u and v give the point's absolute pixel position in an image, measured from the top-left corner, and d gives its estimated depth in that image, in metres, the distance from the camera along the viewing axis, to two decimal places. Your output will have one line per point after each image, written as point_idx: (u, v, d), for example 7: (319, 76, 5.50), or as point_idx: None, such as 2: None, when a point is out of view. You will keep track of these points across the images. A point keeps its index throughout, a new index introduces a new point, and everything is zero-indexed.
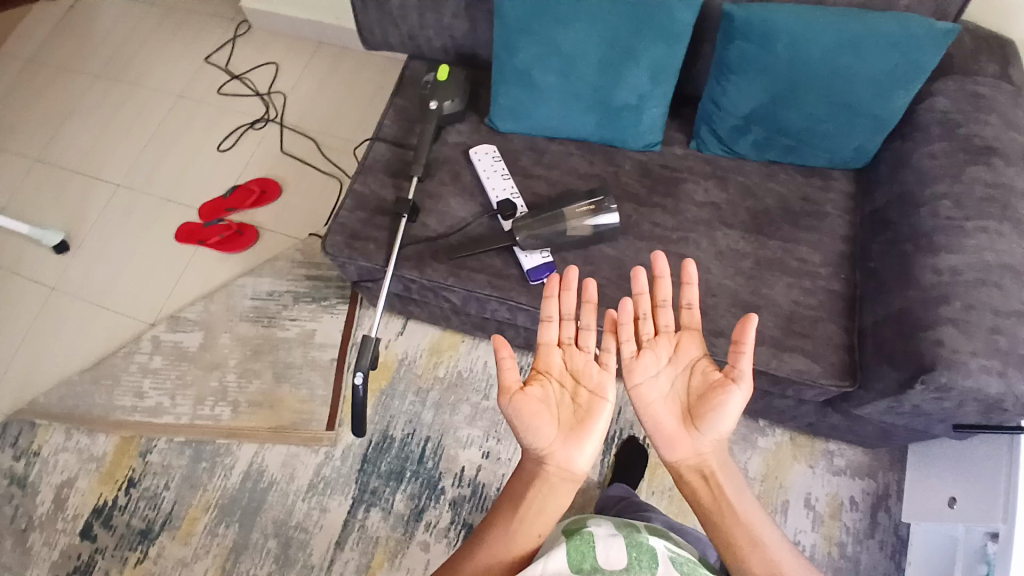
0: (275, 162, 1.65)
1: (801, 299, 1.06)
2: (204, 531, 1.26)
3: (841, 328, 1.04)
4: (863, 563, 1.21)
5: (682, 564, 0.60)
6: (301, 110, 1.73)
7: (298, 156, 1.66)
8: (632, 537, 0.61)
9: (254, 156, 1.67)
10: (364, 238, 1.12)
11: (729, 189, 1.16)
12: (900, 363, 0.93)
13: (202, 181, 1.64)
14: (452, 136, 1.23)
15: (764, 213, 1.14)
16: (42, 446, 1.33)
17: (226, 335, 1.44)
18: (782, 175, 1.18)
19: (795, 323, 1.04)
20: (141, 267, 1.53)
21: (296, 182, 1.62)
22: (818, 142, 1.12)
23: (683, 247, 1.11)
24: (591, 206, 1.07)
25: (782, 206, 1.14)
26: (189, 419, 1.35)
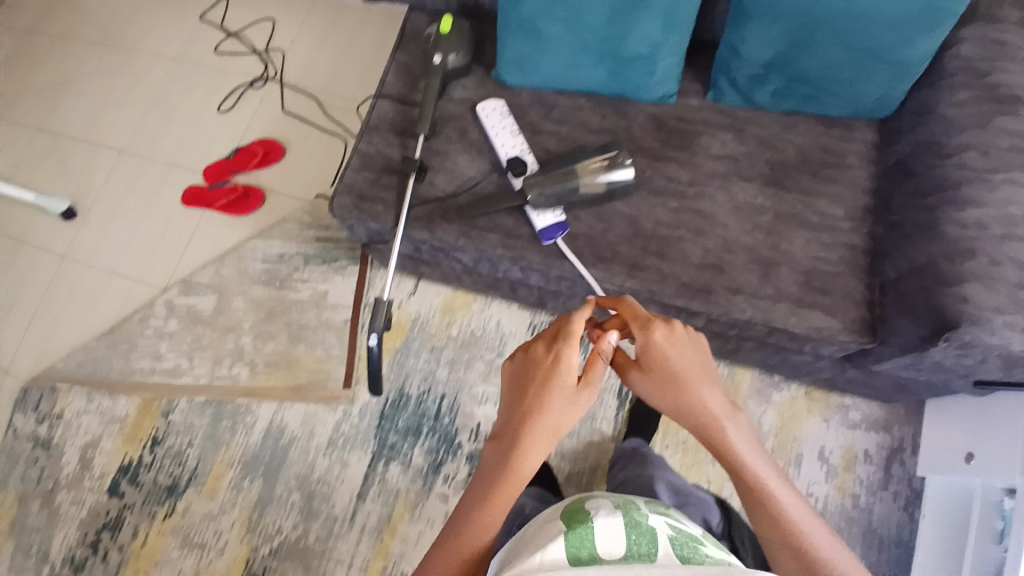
0: (278, 122, 1.62)
1: (821, 254, 1.04)
2: (229, 486, 1.30)
3: (861, 284, 1.02)
4: (876, 513, 1.23)
5: (682, 547, 0.62)
6: (300, 68, 1.67)
7: (301, 115, 1.62)
8: (632, 516, 0.64)
9: (255, 117, 1.63)
10: (371, 198, 1.10)
11: (746, 141, 1.13)
12: (922, 319, 0.91)
13: (205, 144, 1.61)
14: (458, 91, 1.19)
15: (784, 165, 1.10)
16: (64, 410, 1.36)
17: (239, 298, 1.44)
18: (801, 125, 1.13)
19: (814, 279, 1.02)
20: (150, 233, 1.53)
21: (302, 143, 1.60)
22: (843, 89, 1.07)
23: (700, 202, 1.08)
24: (605, 161, 1.04)
25: (802, 158, 1.11)
26: (207, 379, 1.38)
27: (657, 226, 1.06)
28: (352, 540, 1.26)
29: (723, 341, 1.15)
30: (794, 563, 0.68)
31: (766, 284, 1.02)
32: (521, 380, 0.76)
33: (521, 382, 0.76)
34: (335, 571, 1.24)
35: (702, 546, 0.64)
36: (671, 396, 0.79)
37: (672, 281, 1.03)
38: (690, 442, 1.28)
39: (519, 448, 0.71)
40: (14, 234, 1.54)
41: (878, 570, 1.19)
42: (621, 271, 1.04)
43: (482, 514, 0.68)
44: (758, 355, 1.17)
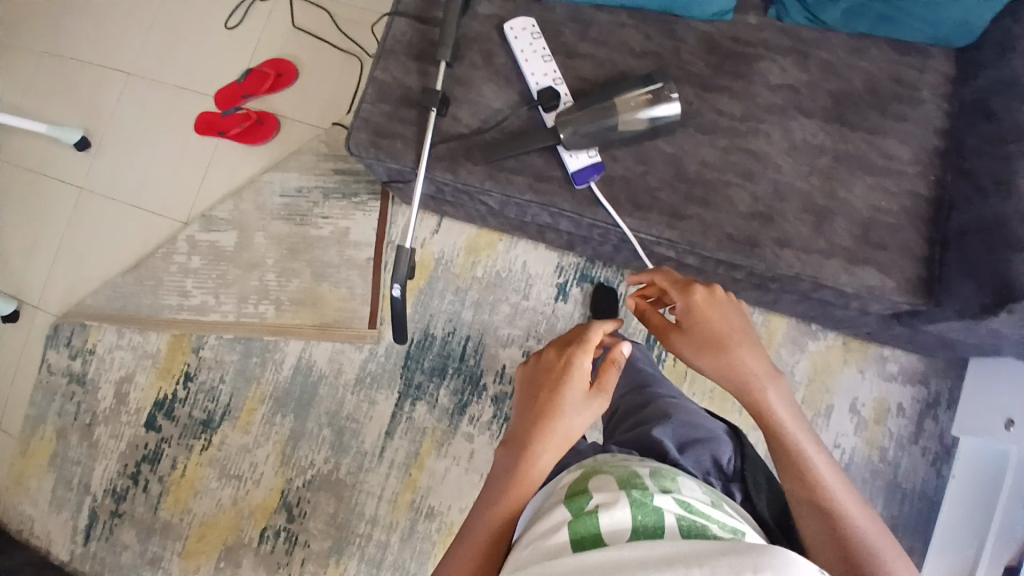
0: (287, 40, 1.49)
1: (883, 203, 0.94)
2: (262, 421, 1.34)
3: (923, 238, 0.92)
4: (902, 467, 1.21)
5: (687, 527, 0.59)
6: None
7: (311, 31, 1.49)
8: (637, 496, 0.61)
9: (264, 34, 1.51)
10: (389, 134, 1.01)
11: (811, 67, 0.99)
12: (985, 283, 0.84)
13: (214, 66, 1.50)
14: (483, 6, 1.05)
15: (849, 98, 0.98)
16: (96, 345, 1.39)
17: (261, 234, 1.40)
18: (874, 50, 0.98)
19: (872, 233, 0.92)
20: (165, 165, 1.47)
21: (314, 64, 1.48)
22: (922, 12, 0.93)
23: (752, 142, 0.97)
24: (647, 95, 0.93)
25: (871, 90, 0.97)
26: (235, 316, 1.38)
27: (702, 169, 0.96)
28: (381, 474, 1.30)
29: (763, 292, 1.07)
30: (822, 526, 0.65)
31: (819, 237, 0.93)
32: (538, 383, 0.77)
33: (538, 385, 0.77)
34: (365, 503, 1.29)
35: (712, 523, 0.61)
36: (715, 357, 0.78)
37: (715, 231, 0.94)
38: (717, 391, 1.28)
39: (533, 452, 0.72)
40: (30, 167, 1.51)
41: (898, 521, 1.19)
42: (660, 219, 0.95)
43: (496, 512, 0.70)
44: (800, 307, 1.10)
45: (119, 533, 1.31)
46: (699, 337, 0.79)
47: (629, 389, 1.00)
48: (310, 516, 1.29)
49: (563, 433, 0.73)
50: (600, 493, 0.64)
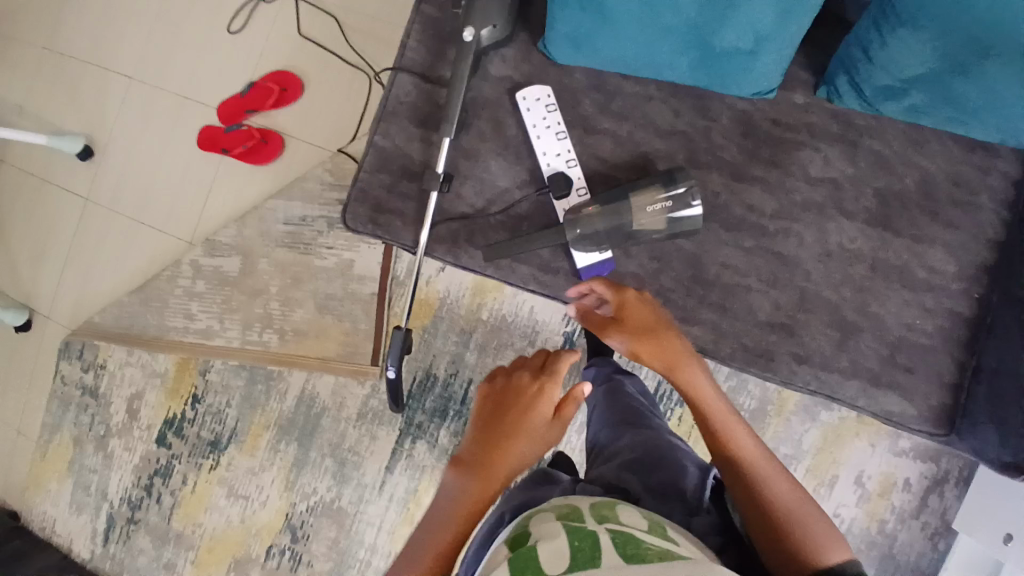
0: (293, 49, 1.41)
1: (918, 322, 0.89)
2: (267, 446, 1.39)
3: (955, 362, 0.89)
4: (899, 541, 1.23)
5: (618, 544, 0.65)
6: None
7: (318, 40, 1.40)
8: (572, 531, 0.69)
9: (268, 41, 1.42)
10: (389, 210, 0.98)
11: (858, 160, 0.91)
12: (1011, 444, 0.80)
13: (214, 75, 1.43)
14: (495, 65, 0.97)
15: (896, 200, 0.90)
16: (107, 360, 1.42)
17: (265, 261, 1.39)
18: (933, 145, 0.89)
19: (900, 354, 0.89)
20: (170, 180, 1.44)
21: (322, 77, 1.40)
22: (992, 121, 0.81)
23: (781, 243, 0.91)
24: (668, 202, 0.87)
25: (923, 192, 0.90)
26: (239, 343, 1.39)
27: (722, 271, 0.92)
28: (381, 506, 1.36)
29: None
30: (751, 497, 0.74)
31: (840, 354, 0.90)
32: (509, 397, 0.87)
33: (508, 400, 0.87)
34: (365, 532, 1.36)
35: (644, 540, 0.67)
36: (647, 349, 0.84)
37: (730, 341, 0.92)
38: None
39: (504, 459, 0.81)
40: (37, 174, 1.49)
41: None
42: None
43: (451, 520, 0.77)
44: None
45: (135, 539, 1.39)
46: (633, 330, 0.84)
47: (611, 415, 1.04)
48: (313, 538, 1.36)
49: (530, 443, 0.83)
50: (543, 531, 0.71)
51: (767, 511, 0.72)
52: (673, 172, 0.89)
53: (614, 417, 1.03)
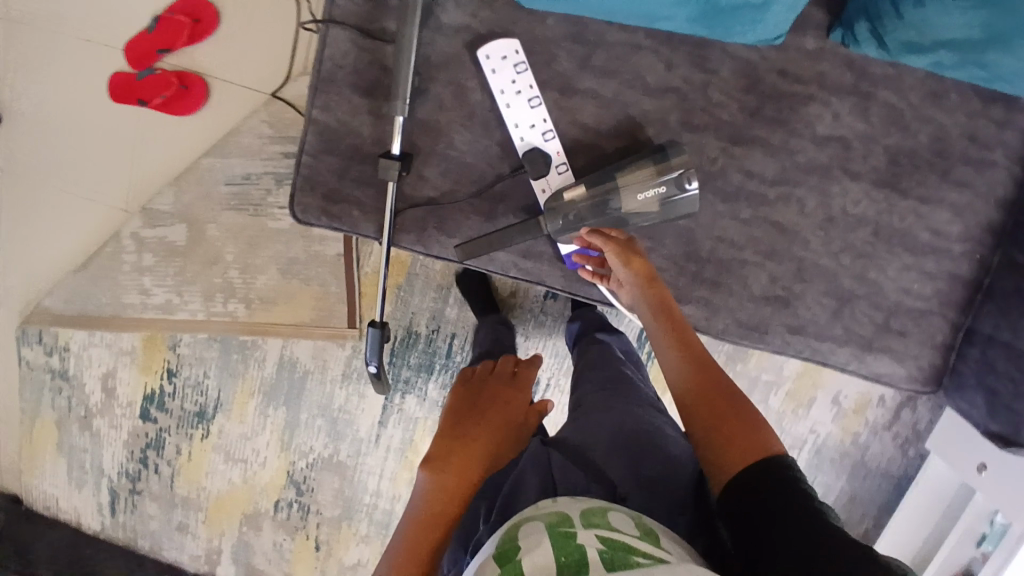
0: None
1: (915, 286, 0.89)
2: (256, 412, 1.37)
3: (949, 324, 0.91)
4: (871, 450, 1.32)
5: (608, 558, 0.59)
6: None
7: None
8: (560, 539, 0.62)
9: None
10: (343, 198, 0.87)
11: (870, 115, 0.84)
12: (999, 415, 0.87)
13: (113, 7, 1.23)
14: (448, 12, 0.80)
15: (907, 159, 0.86)
16: (69, 343, 1.33)
17: (213, 226, 1.26)
18: (953, 96, 0.84)
19: (894, 320, 0.90)
20: (88, 139, 1.26)
21: (243, 5, 1.21)
22: (1017, 85, 0.76)
23: (781, 212, 0.86)
24: (662, 187, 0.79)
25: (934, 149, 0.85)
26: (203, 315, 1.31)
27: (717, 245, 0.87)
28: (380, 456, 1.39)
29: None
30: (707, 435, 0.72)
31: (835, 323, 0.90)
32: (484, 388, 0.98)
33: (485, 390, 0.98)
34: (368, 479, 1.41)
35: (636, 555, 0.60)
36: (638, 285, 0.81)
37: (723, 316, 0.89)
38: None
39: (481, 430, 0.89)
40: None
41: (856, 492, 1.34)
42: None
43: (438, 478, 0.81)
44: None
45: (142, 506, 1.42)
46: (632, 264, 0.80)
47: (596, 385, 0.96)
48: (318, 490, 1.41)
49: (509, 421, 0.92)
50: (528, 539, 0.63)
51: (713, 415, 0.72)
52: (666, 151, 0.80)
53: (598, 386, 0.95)
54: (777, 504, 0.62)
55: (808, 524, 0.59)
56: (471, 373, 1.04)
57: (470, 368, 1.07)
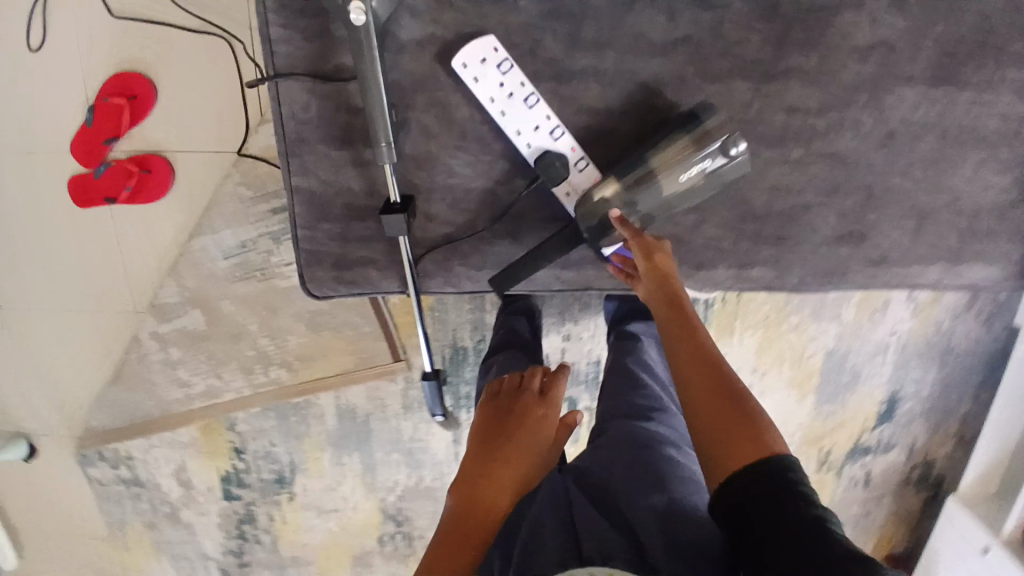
0: (119, 40, 1.10)
1: (993, 181, 0.81)
2: (332, 463, 1.31)
3: None
4: (956, 335, 1.22)
5: None
6: None
7: (146, 16, 1.10)
8: None
9: (84, 42, 1.11)
10: (355, 263, 0.80)
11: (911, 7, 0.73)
12: None
13: (44, 106, 1.13)
14: (404, 27, 0.71)
15: (960, 47, 0.74)
16: (130, 451, 1.25)
17: (227, 301, 1.19)
18: None
19: (978, 223, 0.84)
20: (73, 251, 1.18)
21: (176, 66, 1.11)
22: None
23: (836, 141, 0.78)
24: (705, 162, 0.72)
25: (989, 26, 0.73)
26: (249, 390, 1.25)
27: (773, 197, 0.81)
28: None
29: None
30: (702, 428, 0.62)
31: (917, 244, 0.85)
32: (504, 413, 0.72)
33: (501, 418, 0.71)
34: None
35: None
36: (652, 276, 0.73)
37: (799, 268, 0.85)
38: (771, 315, 1.19)
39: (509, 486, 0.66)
40: None
41: (947, 379, 1.25)
42: (733, 262, 0.85)
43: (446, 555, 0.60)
44: None
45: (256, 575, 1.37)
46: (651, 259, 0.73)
47: (614, 401, 0.83)
48: (415, 515, 1.36)
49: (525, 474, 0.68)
50: None
51: (709, 398, 0.63)
52: (698, 117, 0.74)
53: (611, 404, 0.83)
54: (777, 517, 0.54)
55: (808, 544, 0.51)
56: (494, 391, 0.77)
57: (495, 381, 0.80)
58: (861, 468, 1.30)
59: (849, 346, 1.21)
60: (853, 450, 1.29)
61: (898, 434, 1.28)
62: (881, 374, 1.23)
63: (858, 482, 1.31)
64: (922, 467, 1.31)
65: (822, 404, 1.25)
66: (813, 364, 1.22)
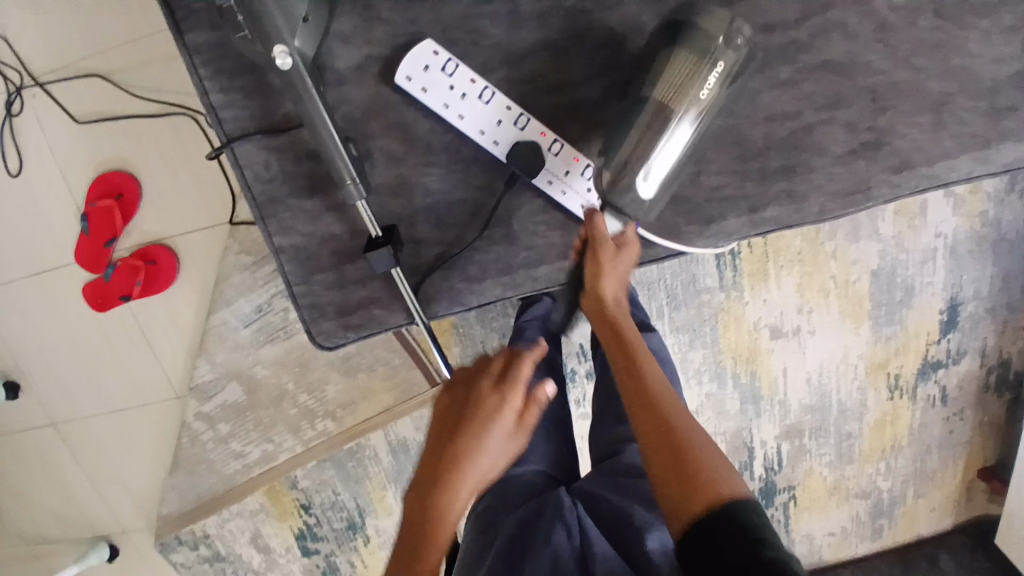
0: (93, 145, 1.13)
1: (1004, 50, 0.77)
2: (398, 500, 1.29)
3: None
4: (1005, 220, 1.13)
5: None
6: (43, 48, 1.10)
7: (110, 114, 1.12)
8: None
9: (64, 155, 1.14)
10: (358, 305, 0.78)
11: None
12: None
13: (47, 222, 1.17)
14: (340, 57, 0.72)
15: None
16: (205, 529, 1.26)
17: (259, 368, 1.19)
18: None
19: (999, 97, 0.78)
20: (107, 353, 1.22)
21: (150, 152, 1.13)
22: None
23: (824, 48, 0.75)
24: (717, 65, 0.67)
25: None
26: (302, 446, 1.23)
27: (770, 126, 0.77)
28: None
29: None
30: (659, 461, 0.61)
31: (939, 137, 0.78)
32: (454, 414, 0.65)
33: (452, 417, 0.65)
34: None
35: None
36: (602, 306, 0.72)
37: (814, 199, 0.79)
38: (805, 251, 1.12)
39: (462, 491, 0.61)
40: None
41: (1007, 271, 1.15)
42: (741, 210, 0.79)
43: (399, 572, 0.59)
44: None
45: None
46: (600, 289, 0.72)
47: (618, 428, 0.82)
48: None
49: (475, 478, 0.62)
50: None
51: (655, 421, 0.63)
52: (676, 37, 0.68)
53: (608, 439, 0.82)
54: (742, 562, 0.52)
55: None
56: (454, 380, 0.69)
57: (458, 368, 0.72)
58: (936, 385, 1.20)
59: (895, 260, 1.13)
60: (923, 369, 1.19)
61: (966, 341, 1.18)
62: (935, 282, 1.14)
63: (935, 400, 1.21)
64: (1001, 369, 1.20)
65: (882, 328, 1.16)
66: (861, 289, 1.14)
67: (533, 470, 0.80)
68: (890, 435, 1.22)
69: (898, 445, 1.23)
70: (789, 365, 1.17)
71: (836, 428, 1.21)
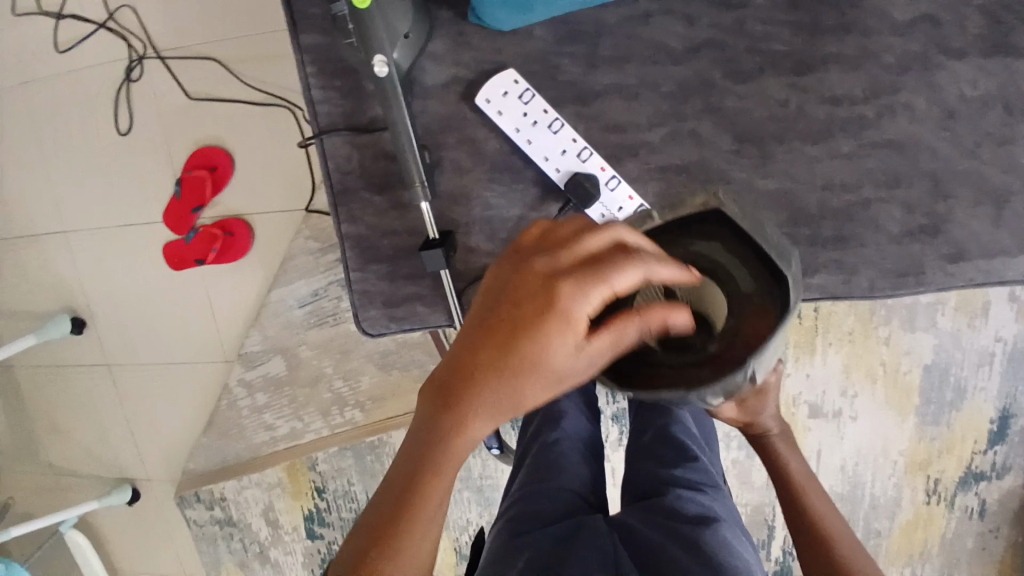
0: (195, 121, 1.26)
1: None
2: None
3: None
4: None
5: None
6: (167, 27, 1.25)
7: (212, 94, 1.25)
8: None
9: (172, 127, 1.27)
10: (404, 300, 0.83)
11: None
12: None
13: (147, 184, 1.30)
14: (430, 72, 0.80)
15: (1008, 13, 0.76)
16: (223, 492, 1.32)
17: (303, 347, 1.27)
18: None
19: None
20: (172, 309, 1.33)
21: (241, 133, 1.25)
22: None
23: (888, 127, 0.78)
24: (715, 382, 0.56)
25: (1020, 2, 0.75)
26: (327, 430, 1.28)
27: (827, 195, 0.79)
28: None
29: None
30: None
31: (999, 232, 0.77)
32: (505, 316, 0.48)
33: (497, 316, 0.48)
34: None
35: None
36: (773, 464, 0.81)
37: (862, 274, 0.79)
38: (856, 331, 1.09)
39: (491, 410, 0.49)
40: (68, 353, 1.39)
41: None
42: None
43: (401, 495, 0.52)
44: None
45: None
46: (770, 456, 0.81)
47: (658, 469, 0.80)
48: None
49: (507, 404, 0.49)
50: None
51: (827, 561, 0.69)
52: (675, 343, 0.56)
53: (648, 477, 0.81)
54: None
55: None
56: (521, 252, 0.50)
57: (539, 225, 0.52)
58: (976, 497, 1.12)
59: (950, 357, 1.09)
60: (965, 478, 1.12)
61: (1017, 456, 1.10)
62: (989, 388, 1.09)
63: (972, 513, 1.13)
64: None
65: (927, 424, 1.11)
66: (910, 380, 1.10)
67: (567, 489, 0.78)
68: (919, 541, 1.14)
69: (927, 553, 1.14)
70: (824, 447, 1.13)
71: (864, 522, 1.14)
